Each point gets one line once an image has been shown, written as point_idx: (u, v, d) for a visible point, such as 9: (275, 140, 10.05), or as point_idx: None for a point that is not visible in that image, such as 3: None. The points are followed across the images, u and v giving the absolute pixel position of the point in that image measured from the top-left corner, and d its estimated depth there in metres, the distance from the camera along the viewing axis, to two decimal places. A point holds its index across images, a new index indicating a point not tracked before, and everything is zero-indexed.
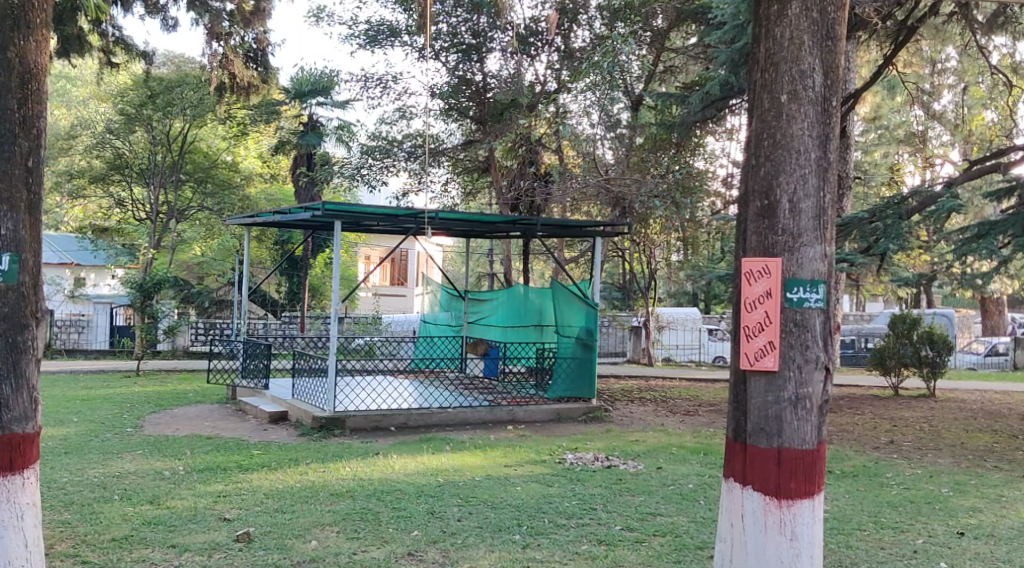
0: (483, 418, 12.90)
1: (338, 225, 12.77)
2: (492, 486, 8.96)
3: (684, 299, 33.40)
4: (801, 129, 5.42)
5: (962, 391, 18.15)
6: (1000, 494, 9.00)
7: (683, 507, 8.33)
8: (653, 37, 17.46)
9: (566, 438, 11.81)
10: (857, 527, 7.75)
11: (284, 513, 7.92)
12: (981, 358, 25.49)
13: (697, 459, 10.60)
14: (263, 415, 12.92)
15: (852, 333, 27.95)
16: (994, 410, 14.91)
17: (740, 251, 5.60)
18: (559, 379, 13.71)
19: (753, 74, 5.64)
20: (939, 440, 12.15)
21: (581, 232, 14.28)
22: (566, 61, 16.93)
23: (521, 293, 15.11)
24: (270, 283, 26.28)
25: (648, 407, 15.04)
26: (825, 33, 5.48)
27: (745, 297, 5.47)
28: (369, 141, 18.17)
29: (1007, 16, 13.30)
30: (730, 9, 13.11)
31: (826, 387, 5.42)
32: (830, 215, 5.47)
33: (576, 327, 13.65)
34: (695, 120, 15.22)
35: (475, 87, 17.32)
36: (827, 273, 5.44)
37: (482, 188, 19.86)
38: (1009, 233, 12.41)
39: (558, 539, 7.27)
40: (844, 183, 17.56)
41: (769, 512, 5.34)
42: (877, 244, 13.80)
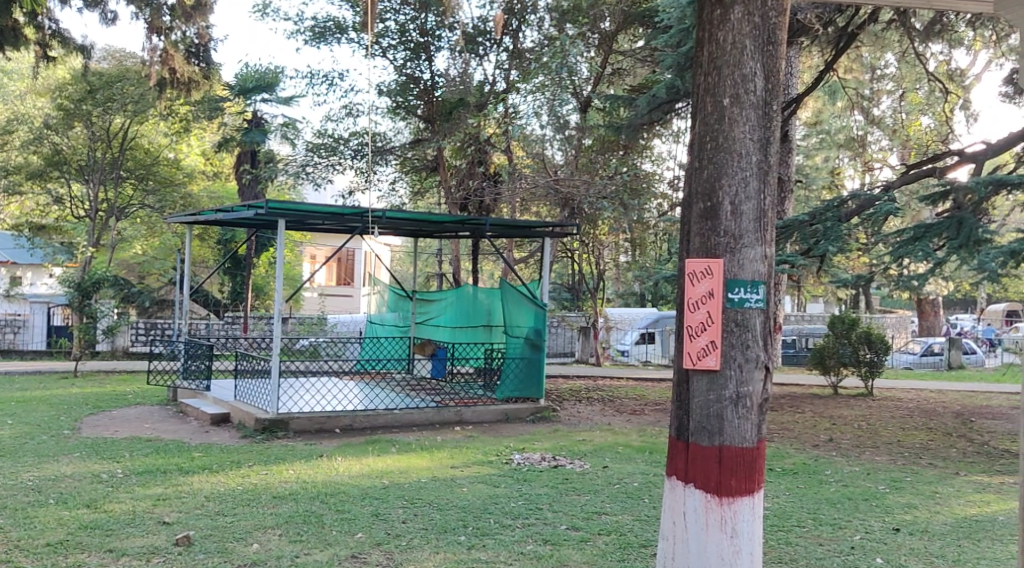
0: (430, 419, 12.85)
1: (282, 224, 12.57)
2: (438, 488, 8.93)
3: (632, 300, 33.63)
4: (743, 133, 5.50)
5: (899, 390, 18.54)
6: (934, 490, 9.23)
7: (628, 506, 8.39)
8: (600, 39, 17.49)
9: (512, 439, 11.82)
10: (797, 524, 7.89)
11: (225, 516, 7.80)
12: (918, 357, 26.10)
13: (642, 458, 10.69)
14: (204, 416, 12.73)
15: (794, 333, 28.50)
16: (930, 409, 15.28)
17: (683, 252, 5.66)
18: (507, 379, 13.70)
19: (696, 77, 5.70)
20: (877, 438, 12.41)
21: (530, 233, 14.24)
22: (515, 61, 16.97)
23: (470, 293, 15.05)
24: (214, 282, 25.96)
25: (595, 408, 15.10)
26: (766, 38, 5.55)
27: (688, 297, 5.54)
28: (316, 138, 17.97)
29: (943, 24, 13.53)
30: (676, 12, 13.31)
31: (766, 386, 5.51)
32: (770, 217, 5.56)
33: (525, 328, 13.67)
34: (642, 122, 15.32)
35: (423, 85, 17.32)
36: (767, 274, 5.54)
37: (430, 188, 19.83)
38: (945, 236, 12.80)
39: (503, 539, 7.29)
40: (786, 186, 17.89)
41: (710, 509, 5.41)
42: (818, 246, 14.08)
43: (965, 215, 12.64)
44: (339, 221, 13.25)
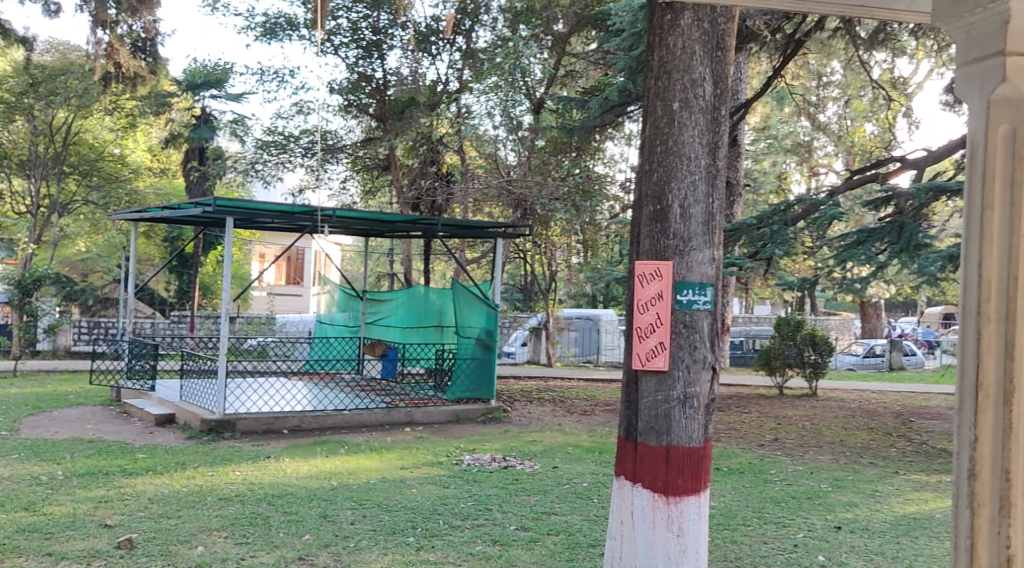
0: (380, 420, 12.78)
1: (231, 223, 12.32)
2: (388, 489, 8.89)
3: (583, 301, 33.84)
4: (692, 137, 5.57)
5: (842, 390, 18.89)
6: (874, 489, 9.44)
7: (577, 506, 8.44)
8: (554, 41, 17.55)
9: (463, 439, 11.82)
10: (742, 523, 8.01)
11: (169, 518, 7.68)
12: (860, 359, 26.59)
13: (592, 458, 10.77)
14: (149, 417, 12.50)
15: (741, 334, 28.96)
16: (871, 410, 15.62)
17: (633, 254, 5.72)
18: (458, 379, 13.67)
19: (647, 80, 5.76)
20: (820, 437, 12.67)
21: (482, 233, 14.25)
22: (468, 61, 16.96)
23: (421, 293, 15.00)
24: (160, 281, 25.59)
25: (545, 408, 15.14)
26: (715, 43, 5.62)
27: (638, 298, 5.59)
28: (265, 135, 17.66)
29: (887, 33, 13.81)
30: (629, 17, 13.42)
31: (713, 386, 5.61)
32: (718, 220, 5.65)
33: (477, 328, 13.66)
34: (595, 124, 15.36)
35: (375, 83, 17.24)
36: (715, 276, 5.63)
37: (381, 187, 19.72)
38: (886, 241, 13.13)
39: (452, 540, 7.29)
40: (735, 190, 18.16)
41: (658, 508, 5.45)
42: (765, 249, 14.37)
43: (906, 221, 12.95)
44: (289, 219, 13.04)
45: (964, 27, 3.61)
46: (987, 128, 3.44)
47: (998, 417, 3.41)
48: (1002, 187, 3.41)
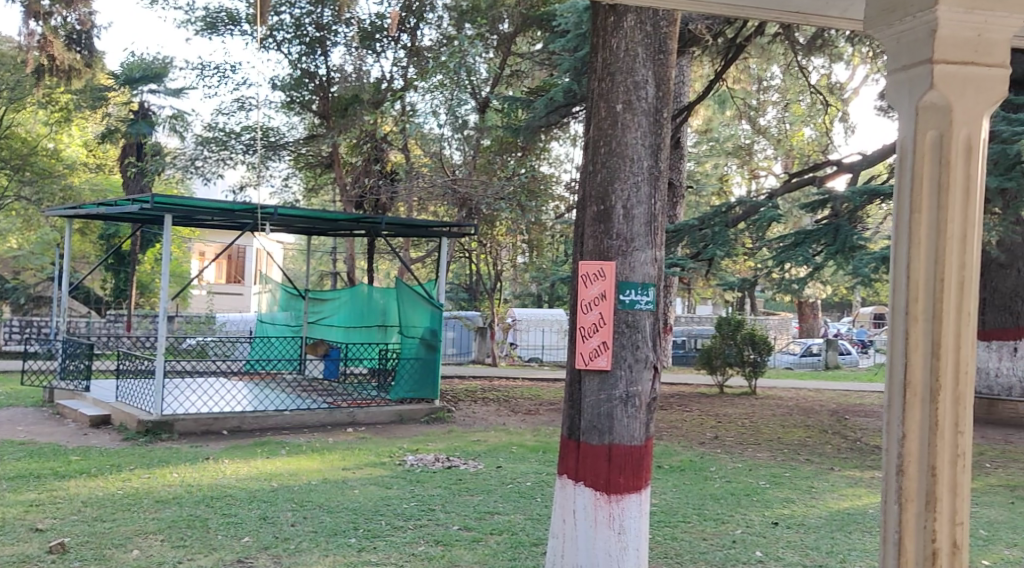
0: (321, 421, 12.66)
1: (169, 220, 12.10)
2: (329, 490, 8.82)
3: (528, 301, 33.93)
4: (634, 138, 5.63)
5: (781, 389, 19.24)
6: (810, 485, 9.65)
7: (520, 505, 8.46)
8: (500, 40, 17.43)
9: (406, 440, 11.77)
10: (682, 520, 8.12)
11: (104, 521, 7.51)
12: (798, 358, 27.22)
13: (536, 457, 10.82)
14: (83, 418, 12.21)
15: (683, 333, 29.33)
16: (808, 407, 15.96)
17: (577, 255, 5.76)
18: (402, 380, 13.59)
19: (591, 82, 5.81)
20: (759, 435, 12.90)
21: (427, 233, 14.18)
22: (412, 59, 16.86)
23: (364, 293, 14.89)
24: (95, 279, 25.01)
25: (490, 408, 15.13)
26: (657, 46, 5.69)
27: (581, 298, 5.64)
28: (205, 131, 17.38)
29: (824, 40, 14.14)
30: (574, 18, 13.55)
31: (654, 385, 5.69)
32: (660, 221, 5.72)
33: (420, 328, 13.60)
34: (540, 124, 15.31)
35: (318, 80, 17.08)
36: (657, 276, 5.72)
37: (324, 184, 19.56)
38: (823, 242, 13.42)
39: (394, 540, 7.26)
40: (677, 191, 18.41)
41: (599, 506, 5.49)
42: (706, 250, 14.62)
43: (842, 223, 13.28)
44: (229, 216, 12.87)
45: (894, 35, 3.71)
46: (916, 134, 3.55)
47: (925, 414, 3.52)
48: (930, 192, 3.51)
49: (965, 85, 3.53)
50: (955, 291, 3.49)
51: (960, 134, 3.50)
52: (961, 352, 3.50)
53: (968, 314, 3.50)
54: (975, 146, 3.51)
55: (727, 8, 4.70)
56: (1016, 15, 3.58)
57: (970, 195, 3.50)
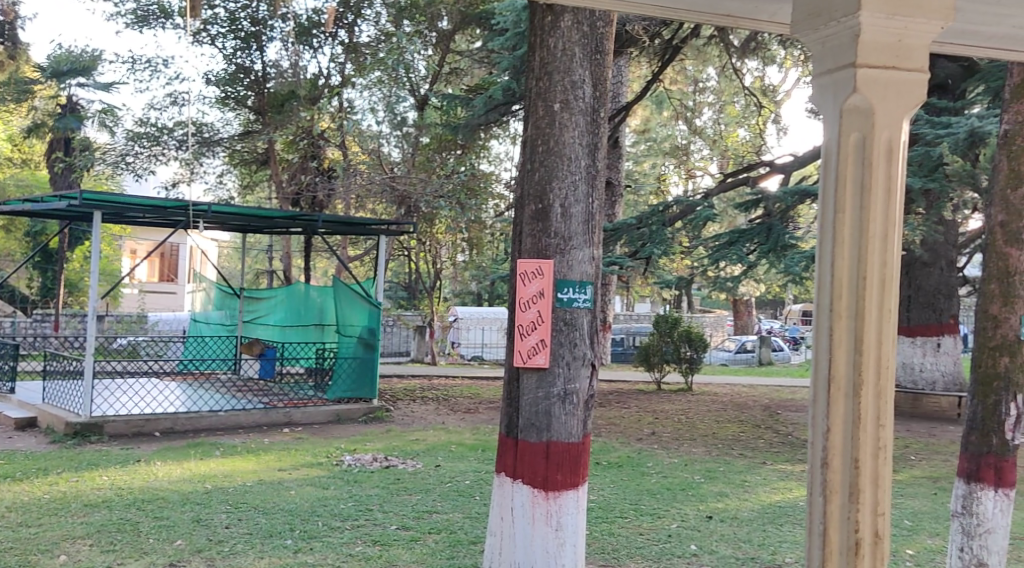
0: (257, 421, 12.46)
1: (98, 217, 11.79)
2: (265, 491, 8.70)
3: (468, 299, 33.92)
4: (572, 137, 5.66)
5: (716, 385, 19.56)
6: (744, 479, 9.84)
7: (458, 504, 8.46)
8: (438, 38, 17.52)
9: (343, 440, 11.68)
10: (619, 515, 8.20)
11: (29, 527, 7.30)
12: (733, 355, 27.72)
13: (475, 456, 10.83)
14: (7, 421, 11.84)
15: (622, 331, 29.64)
16: (742, 403, 16.25)
17: (515, 253, 5.79)
18: (339, 379, 13.44)
19: (528, 81, 5.83)
20: (694, 431, 13.10)
21: (365, 231, 14.08)
22: (350, 55, 16.68)
23: (301, 291, 14.71)
24: (20, 277, 24.28)
25: (428, 407, 15.07)
26: (594, 46, 5.74)
27: (519, 296, 5.66)
28: (136, 126, 16.97)
29: (758, 43, 14.44)
30: (512, 16, 13.64)
31: (592, 382, 5.74)
32: (598, 220, 5.78)
33: (359, 327, 13.53)
34: (479, 122, 15.29)
35: (254, 76, 16.80)
36: (594, 274, 5.77)
37: (260, 181, 19.27)
38: (756, 241, 13.67)
39: (331, 541, 7.19)
40: (616, 190, 18.61)
41: (537, 504, 5.52)
42: (644, 248, 14.72)
43: (774, 222, 13.57)
44: (162, 214, 12.60)
45: (820, 39, 3.80)
46: (841, 136, 3.65)
47: (848, 408, 3.62)
48: (853, 193, 3.62)
49: (887, 88, 3.64)
50: (877, 289, 3.60)
51: (882, 137, 3.61)
52: (882, 347, 3.61)
53: (890, 311, 3.60)
54: (896, 149, 3.62)
55: (657, 9, 4.76)
56: (935, 21, 3.70)
57: (891, 196, 3.61)
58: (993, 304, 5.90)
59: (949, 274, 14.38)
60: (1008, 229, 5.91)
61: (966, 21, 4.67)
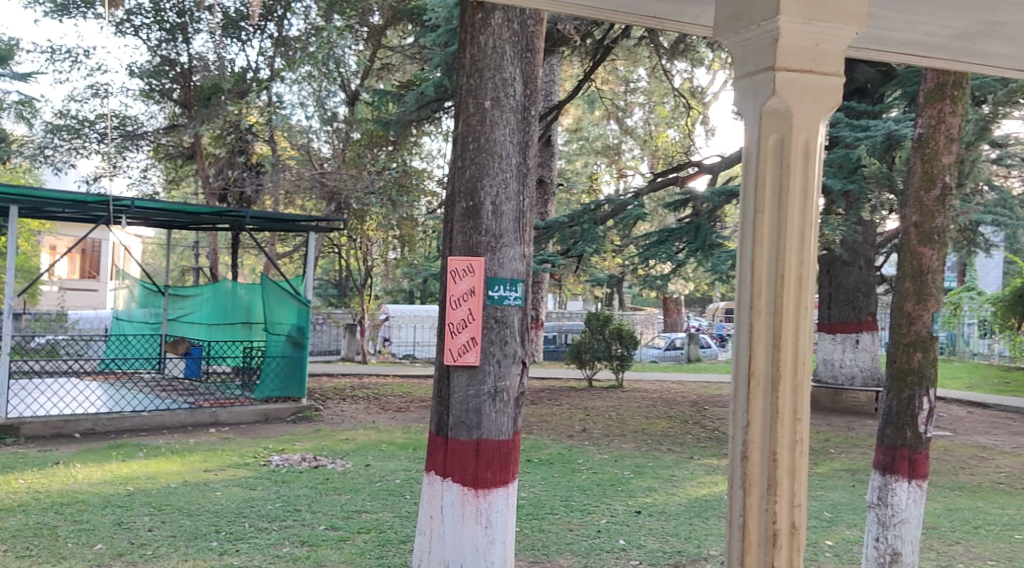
0: (182, 422, 12.17)
1: (14, 211, 11.36)
2: (190, 493, 8.52)
3: (400, 297, 33.71)
4: (502, 135, 5.67)
5: (646, 382, 19.81)
6: (671, 474, 10.00)
7: (389, 503, 8.42)
8: (369, 32, 17.34)
9: (271, 439, 11.52)
10: (550, 511, 8.26)
11: None
12: (662, 351, 28.15)
13: (405, 455, 10.77)
14: None
15: (554, 329, 29.79)
16: (671, 399, 16.50)
17: (446, 250, 5.78)
18: (267, 379, 13.22)
19: (459, 78, 5.82)
20: (624, 427, 13.25)
21: (294, 227, 13.88)
22: (279, 49, 16.38)
23: (228, 289, 14.45)
24: None
25: (358, 406, 14.93)
26: (524, 45, 5.77)
27: (450, 294, 5.65)
28: (56, 118, 16.43)
29: (687, 44, 14.58)
30: (444, 12, 13.59)
31: (522, 380, 5.76)
32: (528, 218, 5.80)
33: (287, 325, 13.31)
34: (410, 119, 15.20)
35: (179, 68, 16.36)
36: (525, 273, 5.81)
37: (187, 175, 18.85)
38: (684, 240, 13.89)
39: (258, 543, 7.08)
40: (549, 189, 18.69)
41: (466, 502, 5.53)
42: (575, 247, 14.80)
43: (701, 222, 13.82)
44: (82, 209, 12.21)
45: (741, 42, 3.88)
46: (760, 138, 3.73)
47: (766, 402, 3.71)
48: (772, 193, 3.71)
49: (805, 91, 3.74)
50: (795, 287, 3.69)
51: (799, 139, 3.71)
52: (799, 344, 3.71)
53: (807, 308, 3.70)
54: (813, 150, 3.72)
55: (584, 9, 4.81)
56: (851, 27, 3.80)
57: (808, 196, 3.71)
58: (908, 301, 6.07)
59: (868, 272, 14.78)
60: (921, 230, 6.11)
61: (880, 27, 4.82)
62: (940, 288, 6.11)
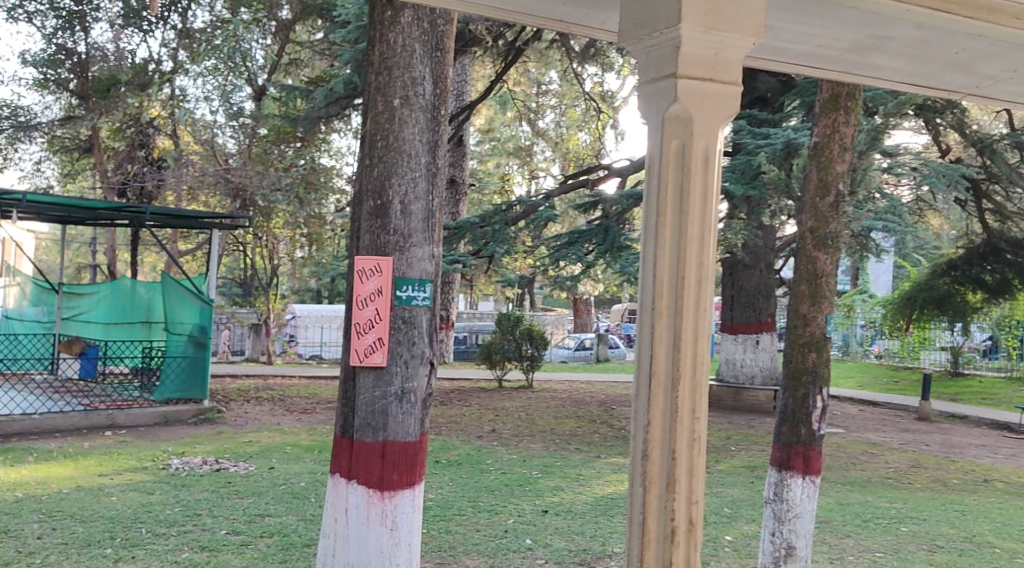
0: (76, 425, 11.71)
1: None
2: (82, 498, 8.20)
3: (308, 296, 33.19)
4: (412, 134, 5.64)
5: (556, 382, 19.98)
6: (578, 473, 10.12)
7: (293, 506, 8.27)
8: (277, 27, 17.02)
9: (171, 442, 11.19)
10: (457, 512, 8.25)
11: None
12: (572, 351, 28.48)
13: (311, 457, 10.60)
14: None
15: (465, 329, 29.77)
16: (580, 399, 16.69)
17: (354, 249, 5.71)
18: (167, 379, 12.81)
19: (368, 75, 5.76)
20: (533, 427, 13.34)
21: (197, 224, 13.49)
22: (183, 41, 15.94)
23: (127, 287, 13.89)
24: None
25: (263, 408, 14.64)
26: (434, 44, 5.74)
27: (356, 294, 5.59)
28: None
29: (596, 49, 14.91)
30: (354, 8, 13.39)
31: (430, 381, 5.74)
32: (438, 218, 5.78)
33: (189, 325, 12.95)
34: (319, 116, 14.98)
35: (76, 58, 15.65)
36: (434, 272, 5.77)
37: (84, 169, 18.14)
38: (594, 242, 14.05)
39: (156, 549, 6.87)
40: (461, 188, 18.66)
41: (372, 504, 5.47)
42: (487, 247, 14.86)
43: (611, 224, 14.01)
44: None
45: (644, 49, 3.95)
46: (662, 143, 3.81)
47: (667, 402, 3.79)
48: (674, 198, 3.79)
49: (704, 99, 3.83)
50: (694, 289, 3.78)
51: (699, 145, 3.80)
52: (698, 345, 3.79)
53: (706, 310, 3.79)
54: (712, 157, 3.82)
55: (492, 10, 4.81)
56: (749, 37, 3.89)
57: (707, 201, 3.79)
58: (803, 303, 6.28)
59: (769, 275, 15.18)
60: (816, 235, 6.33)
61: (777, 38, 4.98)
62: (833, 291, 6.34)
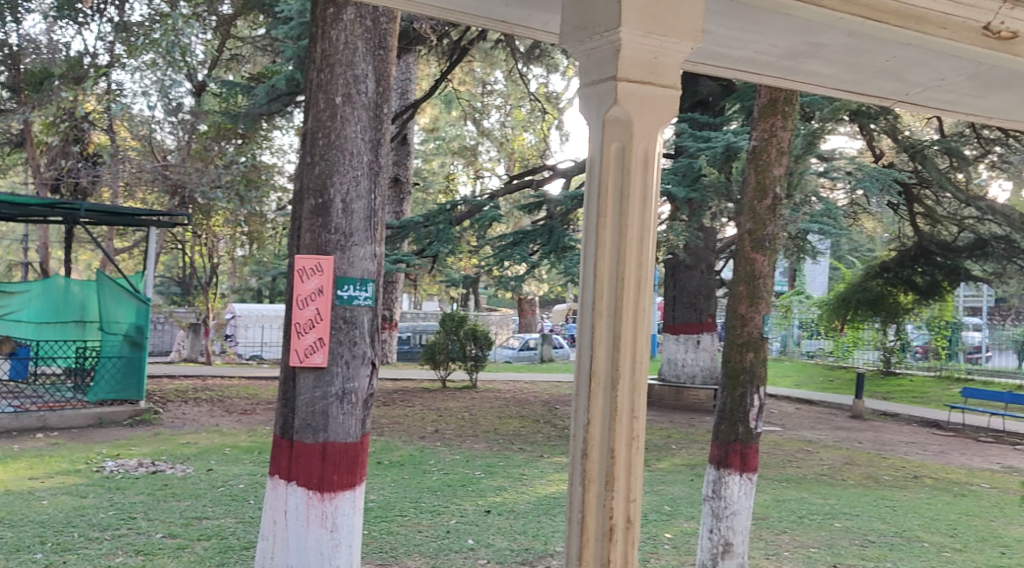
0: (5, 427, 11.39)
1: None
2: (12, 502, 7.97)
3: (248, 295, 32.67)
4: (353, 132, 5.60)
5: (499, 382, 20.01)
6: (522, 473, 10.14)
7: (231, 509, 8.14)
8: (218, 22, 16.77)
9: (105, 444, 10.94)
10: (399, 513, 8.21)
11: None
12: (516, 352, 28.56)
13: (250, 459, 10.45)
14: None
15: (409, 329, 29.64)
16: (523, 399, 16.74)
17: (294, 248, 5.65)
18: (101, 380, 12.52)
19: (310, 72, 5.71)
20: (476, 427, 13.34)
21: (133, 221, 13.22)
22: (120, 34, 15.56)
23: (60, 285, 13.56)
24: None
25: (202, 409, 14.40)
26: (377, 42, 5.69)
27: (297, 293, 5.52)
28: None
29: (541, 51, 14.83)
30: (297, 4, 13.23)
31: (371, 382, 5.71)
32: (379, 217, 5.74)
33: (124, 324, 12.69)
34: (260, 112, 14.79)
35: (7, 49, 15.17)
36: (375, 272, 5.74)
37: (15, 163, 17.81)
38: (538, 242, 14.12)
39: (88, 553, 6.71)
40: (405, 187, 18.56)
41: (312, 506, 5.42)
42: (431, 247, 14.79)
43: (555, 225, 14.06)
44: None
45: (586, 51, 3.98)
46: (603, 145, 3.85)
47: (606, 401, 3.83)
48: (613, 200, 3.83)
49: (644, 103, 3.87)
50: (634, 289, 3.82)
51: (639, 148, 3.84)
52: (637, 345, 3.84)
53: (644, 310, 3.84)
54: (651, 159, 3.86)
55: (435, 9, 4.79)
56: (687, 42, 3.95)
57: (646, 203, 3.84)
58: (741, 304, 6.41)
59: (709, 276, 15.41)
60: (754, 236, 6.44)
61: (715, 43, 5.06)
62: (771, 292, 6.47)
